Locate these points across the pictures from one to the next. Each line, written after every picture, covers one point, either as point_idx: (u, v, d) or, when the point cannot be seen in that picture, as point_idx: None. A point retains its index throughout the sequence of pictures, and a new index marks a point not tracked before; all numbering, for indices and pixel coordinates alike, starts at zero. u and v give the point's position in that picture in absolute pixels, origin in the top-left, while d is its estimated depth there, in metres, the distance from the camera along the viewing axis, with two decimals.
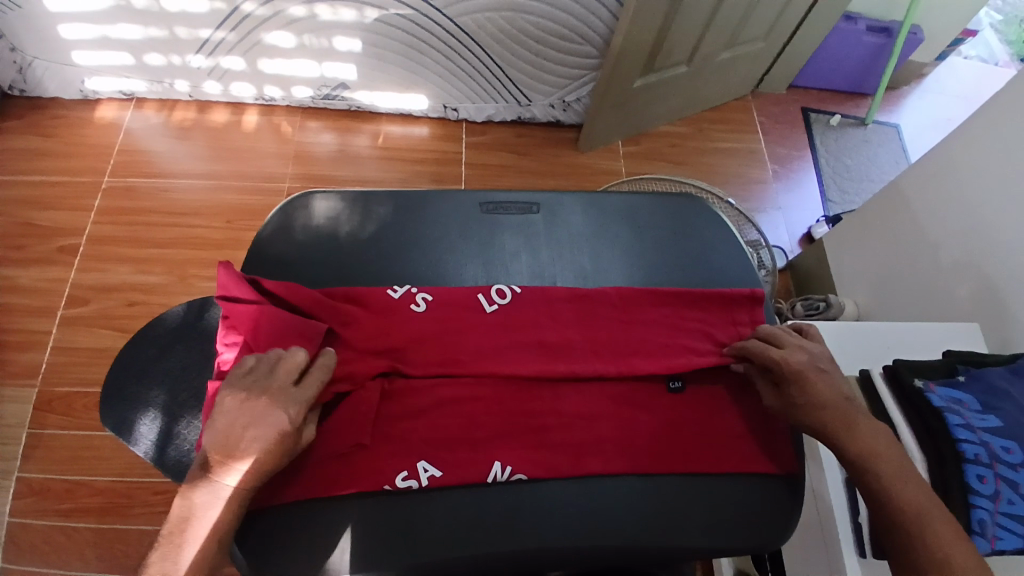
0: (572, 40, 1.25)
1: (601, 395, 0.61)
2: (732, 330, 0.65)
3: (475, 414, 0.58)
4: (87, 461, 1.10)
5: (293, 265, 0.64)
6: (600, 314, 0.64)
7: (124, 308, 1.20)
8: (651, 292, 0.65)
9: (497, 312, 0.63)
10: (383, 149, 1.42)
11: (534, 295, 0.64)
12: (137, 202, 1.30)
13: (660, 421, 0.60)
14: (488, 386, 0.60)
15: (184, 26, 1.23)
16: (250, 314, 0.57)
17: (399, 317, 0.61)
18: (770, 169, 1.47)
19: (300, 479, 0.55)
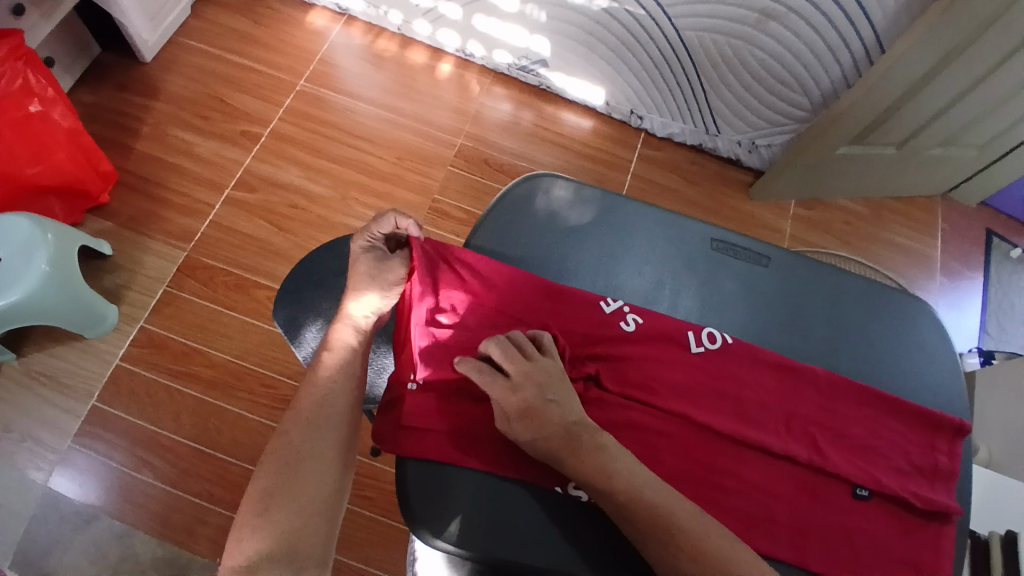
0: (789, 87, 1.20)
1: (784, 471, 0.59)
2: (927, 455, 0.62)
3: (660, 447, 0.58)
4: (208, 335, 1.17)
5: (526, 243, 0.66)
6: (802, 392, 0.63)
7: (284, 208, 1.26)
8: (859, 391, 0.63)
9: (702, 355, 0.63)
10: (554, 134, 1.42)
11: (742, 354, 0.63)
12: (320, 112, 1.36)
13: (835, 520, 0.58)
14: (680, 424, 0.59)
15: None
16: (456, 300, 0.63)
17: (608, 334, 0.63)
18: (934, 279, 1.38)
19: (481, 446, 0.59)
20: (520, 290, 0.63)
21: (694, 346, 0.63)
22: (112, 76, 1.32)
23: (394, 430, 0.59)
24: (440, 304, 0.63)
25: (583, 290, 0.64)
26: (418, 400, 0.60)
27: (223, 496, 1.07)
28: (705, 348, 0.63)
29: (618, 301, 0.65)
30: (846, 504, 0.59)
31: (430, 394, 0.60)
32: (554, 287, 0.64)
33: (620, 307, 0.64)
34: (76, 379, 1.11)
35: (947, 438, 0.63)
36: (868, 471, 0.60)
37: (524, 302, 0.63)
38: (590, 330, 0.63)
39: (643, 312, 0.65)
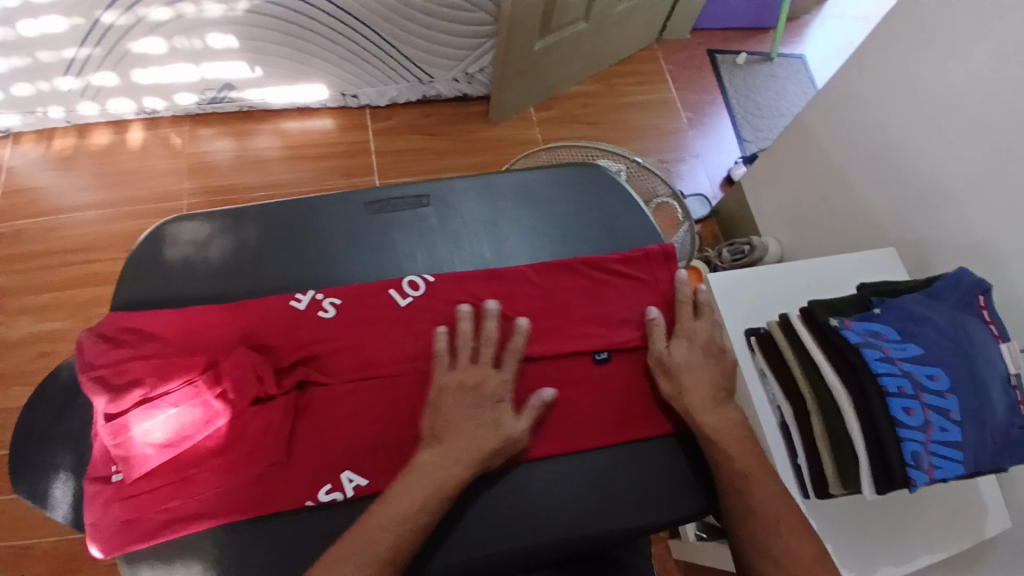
0: (462, 9, 1.19)
1: (527, 374, 0.61)
2: (657, 296, 0.65)
3: (397, 413, 0.57)
4: (13, 530, 1.03)
5: (172, 295, 0.61)
6: (520, 293, 0.64)
7: (29, 361, 1.12)
8: (569, 270, 0.65)
9: (410, 304, 0.62)
10: (286, 150, 1.34)
11: (452, 291, 0.63)
12: (24, 244, 1.21)
13: (593, 395, 0.61)
14: (411, 380, 0.59)
15: (45, 49, 1.12)
16: (137, 369, 0.56)
17: (311, 329, 0.60)
18: (683, 117, 1.46)
19: (213, 502, 0.54)
20: (196, 333, 0.58)
21: (397, 302, 0.61)
22: None
23: (110, 529, 0.53)
24: (113, 381, 0.55)
25: (263, 299, 0.60)
26: (131, 488, 0.54)
27: None
28: (410, 299, 0.61)
29: (308, 293, 0.61)
30: (592, 372, 0.62)
31: (136, 482, 0.54)
32: (224, 319, 0.59)
33: (312, 297, 0.61)
34: None
35: (662, 266, 0.66)
36: (602, 337, 0.63)
37: (210, 341, 0.58)
38: (290, 332, 0.59)
39: (334, 294, 0.62)
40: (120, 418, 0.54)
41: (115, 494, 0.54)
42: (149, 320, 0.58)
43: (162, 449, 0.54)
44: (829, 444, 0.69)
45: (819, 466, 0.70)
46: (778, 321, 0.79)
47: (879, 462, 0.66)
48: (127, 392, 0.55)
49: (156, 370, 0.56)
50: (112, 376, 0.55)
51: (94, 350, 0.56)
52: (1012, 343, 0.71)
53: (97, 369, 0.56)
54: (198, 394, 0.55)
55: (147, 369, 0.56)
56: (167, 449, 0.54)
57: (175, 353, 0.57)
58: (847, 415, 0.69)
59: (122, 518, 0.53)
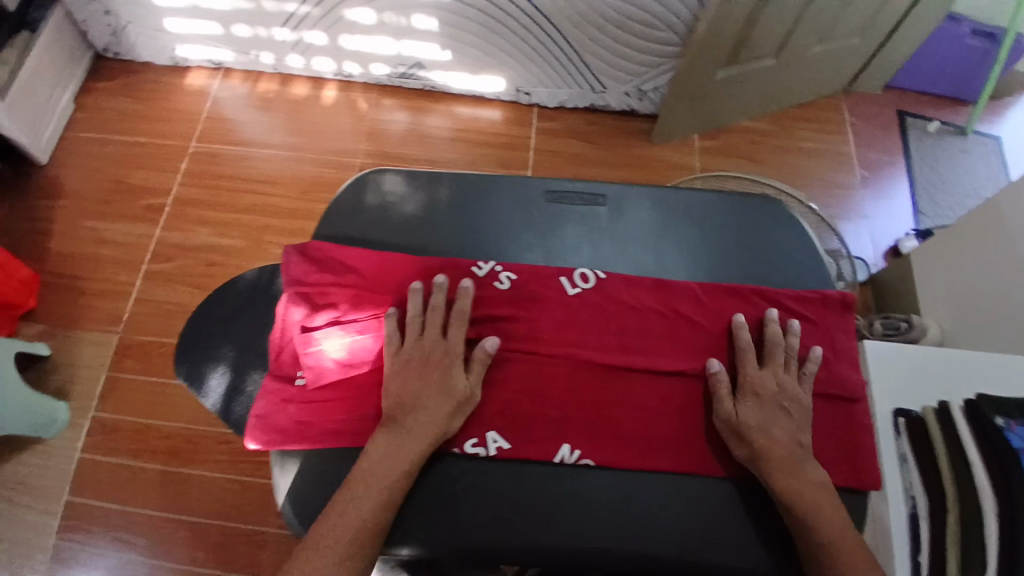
0: (653, 27, 1.21)
1: (681, 389, 0.60)
2: (824, 340, 0.64)
3: (550, 393, 0.60)
4: (158, 407, 1.18)
5: (360, 237, 0.66)
6: (687, 308, 0.63)
7: (203, 268, 1.27)
8: (742, 296, 0.64)
9: (579, 295, 0.63)
10: (453, 131, 1.42)
11: (621, 291, 0.64)
12: (220, 168, 1.37)
13: None
14: (568, 365, 0.61)
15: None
16: (334, 293, 0.62)
17: (484, 295, 0.63)
18: (857, 174, 1.38)
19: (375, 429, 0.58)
20: (385, 273, 0.63)
21: (567, 289, 0.63)
22: (13, 188, 1.35)
23: (284, 425, 0.59)
24: (315, 300, 0.63)
25: (449, 258, 0.64)
26: (308, 395, 0.60)
27: (207, 557, 1.09)
28: (580, 289, 0.63)
29: (489, 263, 0.64)
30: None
31: (316, 389, 0.60)
32: (407, 268, 0.64)
33: (492, 268, 0.64)
34: (39, 483, 1.12)
35: (836, 314, 0.65)
36: (765, 372, 0.61)
37: (394, 285, 0.63)
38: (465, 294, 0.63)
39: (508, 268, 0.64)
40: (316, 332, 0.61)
41: (296, 396, 0.60)
42: (347, 252, 0.64)
43: (342, 367, 0.60)
44: (958, 546, 0.63)
45: (940, 568, 0.64)
46: (934, 407, 0.72)
47: None
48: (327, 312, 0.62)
49: (350, 298, 0.62)
50: (315, 295, 0.62)
51: (303, 270, 0.64)
52: None
53: (301, 286, 0.63)
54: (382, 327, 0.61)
55: (342, 295, 0.62)
56: (347, 368, 0.60)
57: (366, 286, 0.63)
58: (987, 520, 0.62)
59: (296, 418, 0.59)
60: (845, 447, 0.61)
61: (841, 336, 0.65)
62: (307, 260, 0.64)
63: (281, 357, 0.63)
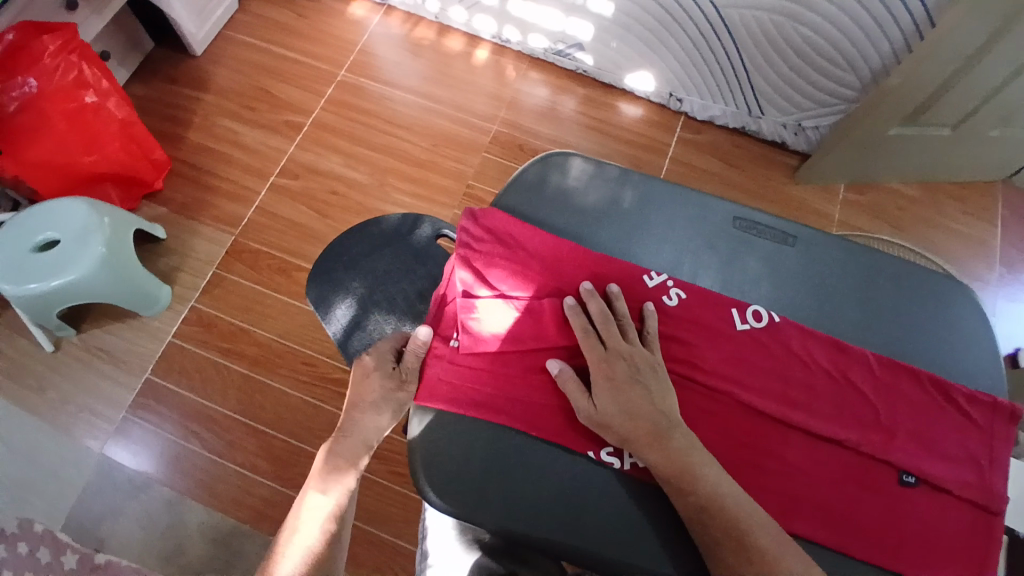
0: (836, 65, 1.14)
1: (828, 453, 0.58)
2: (988, 446, 0.60)
3: (694, 422, 0.59)
4: (254, 315, 1.22)
5: (542, 217, 0.67)
6: (852, 374, 0.61)
7: (323, 194, 1.30)
8: (909, 378, 0.61)
9: (746, 330, 0.62)
10: (592, 120, 1.40)
11: (788, 340, 0.62)
12: (361, 101, 1.39)
13: (882, 508, 0.57)
14: (721, 400, 0.59)
15: None
16: (502, 266, 0.64)
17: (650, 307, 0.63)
18: (996, 268, 1.30)
19: (516, 409, 0.60)
20: (559, 260, 0.64)
21: (735, 323, 0.62)
22: (168, 71, 1.40)
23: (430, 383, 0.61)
24: (484, 270, 0.64)
25: (623, 263, 0.64)
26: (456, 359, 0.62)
27: (265, 468, 1.12)
28: (749, 326, 0.62)
29: (661, 275, 0.64)
30: (894, 491, 0.58)
31: (469, 355, 0.61)
32: (584, 260, 0.64)
33: (663, 280, 0.64)
34: (132, 354, 1.18)
35: (1006, 423, 0.60)
36: (918, 459, 0.58)
37: (568, 274, 0.64)
38: (633, 302, 0.63)
39: (682, 285, 0.64)
40: (478, 301, 0.62)
41: (448, 357, 0.61)
42: (523, 228, 0.65)
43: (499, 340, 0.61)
44: None
45: None
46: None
47: None
48: (491, 285, 0.63)
49: (516, 275, 0.63)
50: (481, 262, 0.64)
51: (478, 239, 0.65)
52: None
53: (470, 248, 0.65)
54: (543, 310, 0.62)
55: (509, 271, 0.64)
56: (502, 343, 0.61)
57: (534, 268, 0.64)
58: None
59: (446, 378, 0.61)
60: (986, 563, 0.55)
61: (1004, 447, 0.60)
62: (483, 230, 0.65)
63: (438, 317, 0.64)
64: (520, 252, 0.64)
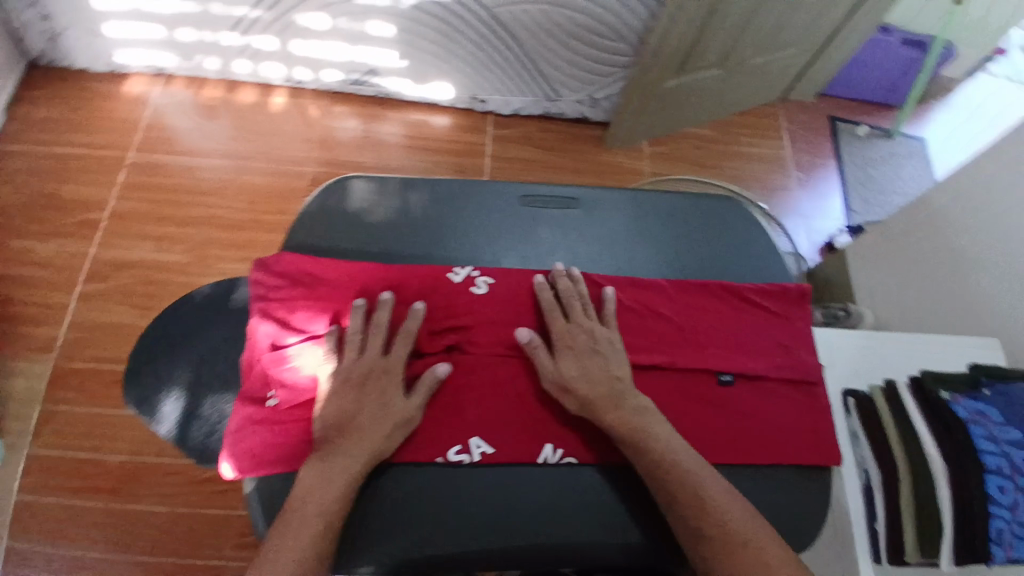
0: (606, 37, 1.23)
1: (656, 379, 0.63)
2: (786, 329, 0.68)
3: (528, 393, 0.61)
4: (102, 439, 1.09)
5: (333, 243, 0.66)
6: (659, 304, 0.67)
7: (145, 285, 1.21)
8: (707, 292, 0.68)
9: (555, 295, 0.66)
10: (407, 138, 1.41)
11: (597, 294, 0.67)
12: (163, 179, 1.31)
13: (710, 412, 0.63)
14: (551, 364, 0.62)
15: (219, 3, 1.23)
16: (303, 306, 0.62)
17: (460, 300, 0.64)
18: (793, 176, 1.46)
19: None
20: (361, 283, 0.63)
21: (546, 291, 0.65)
22: None
23: (254, 449, 0.58)
24: (287, 316, 0.62)
25: (425, 265, 0.65)
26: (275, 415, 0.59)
27: None
28: (558, 290, 0.66)
29: (466, 268, 0.66)
30: (719, 394, 0.64)
31: (288, 408, 0.59)
32: (387, 276, 0.64)
33: (468, 272, 0.65)
34: None
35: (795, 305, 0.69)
36: (731, 360, 0.65)
37: (374, 293, 0.63)
38: (442, 300, 0.64)
39: (485, 271, 0.66)
40: (291, 348, 0.60)
41: (268, 417, 0.59)
42: (312, 262, 0.64)
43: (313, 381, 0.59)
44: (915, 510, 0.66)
45: (896, 532, 0.67)
46: (880, 386, 0.77)
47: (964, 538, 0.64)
48: (299, 329, 0.61)
49: (316, 311, 0.62)
50: (278, 309, 0.62)
51: (272, 286, 0.62)
52: None
53: (266, 298, 0.62)
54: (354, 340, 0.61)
55: (311, 308, 0.62)
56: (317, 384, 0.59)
57: (335, 299, 0.62)
58: (938, 483, 0.66)
59: (270, 440, 0.58)
60: (807, 432, 0.63)
61: (802, 327, 0.69)
62: (276, 276, 0.63)
63: (251, 378, 0.62)
64: (317, 288, 0.62)
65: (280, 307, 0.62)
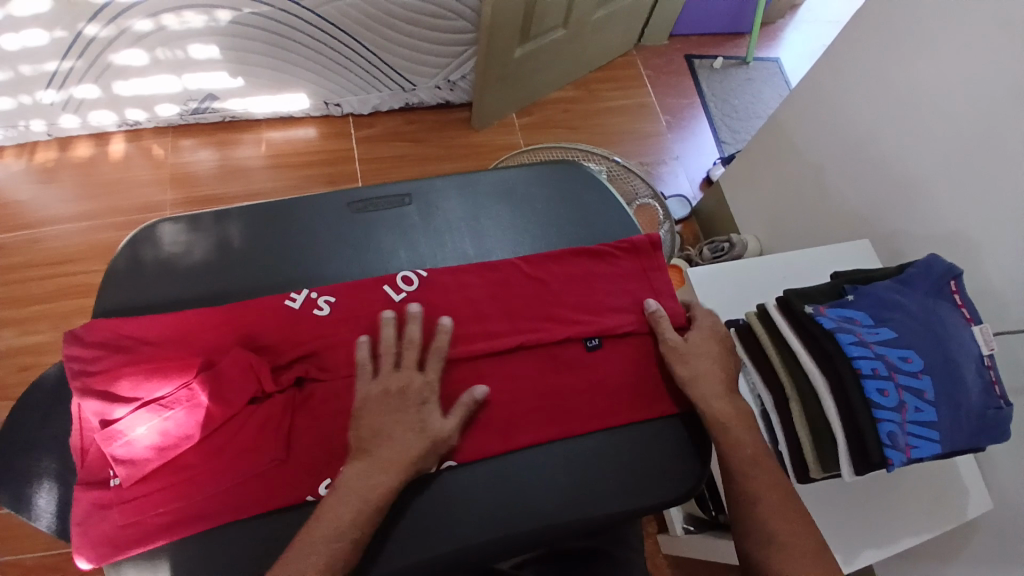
0: (443, 17, 1.21)
1: (523, 361, 0.63)
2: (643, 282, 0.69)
3: None
4: (7, 542, 1.01)
5: (148, 296, 0.61)
6: (515, 284, 0.66)
7: (8, 375, 1.10)
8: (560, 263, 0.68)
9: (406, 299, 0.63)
10: (270, 159, 1.34)
11: (449, 288, 0.65)
12: (4, 257, 1.20)
13: (578, 380, 0.63)
14: (412, 369, 0.60)
15: (27, 62, 1.12)
16: (130, 370, 0.56)
17: (307, 328, 0.60)
18: (662, 120, 1.48)
19: (216, 502, 0.53)
20: (193, 333, 0.59)
21: (396, 297, 0.63)
22: None
23: (109, 534, 0.52)
24: (112, 388, 0.55)
25: (262, 299, 0.61)
26: (125, 494, 0.53)
27: None
28: (408, 293, 0.63)
29: (303, 292, 0.62)
30: (588, 361, 0.64)
31: (134, 484, 0.53)
32: (220, 318, 0.60)
33: (308, 295, 0.61)
34: None
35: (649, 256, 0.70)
36: (595, 325, 0.65)
37: (209, 340, 0.59)
38: (286, 331, 0.60)
39: (329, 289, 0.63)
40: (120, 422, 0.54)
41: (114, 498, 0.53)
42: (131, 323, 0.58)
43: (156, 451, 0.53)
44: (807, 426, 0.70)
45: (797, 449, 0.71)
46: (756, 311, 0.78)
47: (856, 445, 0.66)
48: (128, 399, 0.55)
49: (145, 373, 0.56)
50: (99, 381, 0.55)
51: (90, 357, 0.56)
52: (985, 326, 0.72)
53: (85, 370, 0.56)
54: (192, 396, 0.55)
55: (140, 371, 0.56)
56: (161, 452, 0.53)
57: (166, 356, 0.57)
58: (823, 397, 0.69)
59: (123, 521, 0.53)
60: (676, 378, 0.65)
61: (659, 275, 0.70)
62: (92, 345, 0.57)
63: (86, 460, 0.55)
64: (146, 347, 0.57)
65: (104, 377, 0.56)
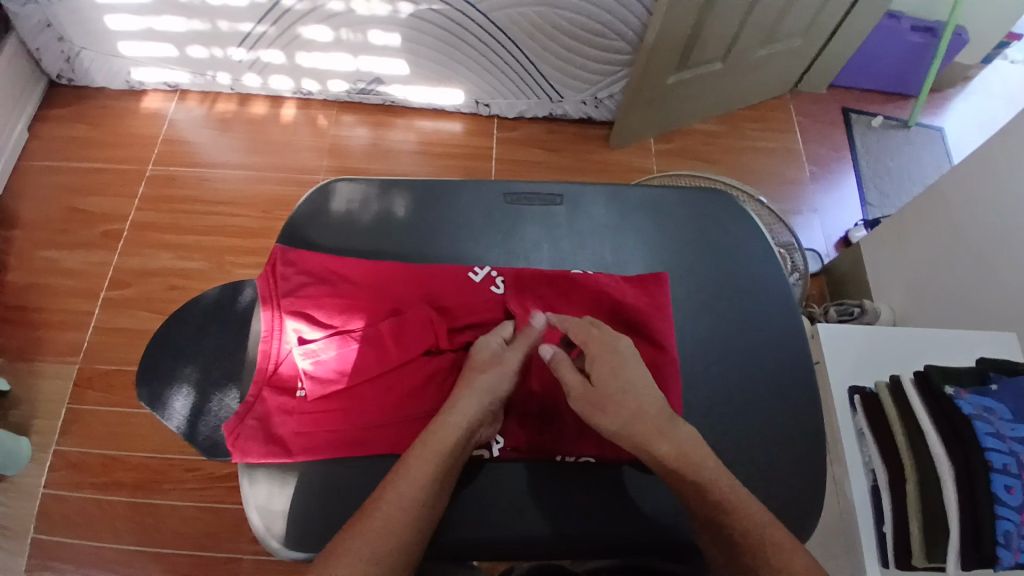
0: (605, 36, 1.24)
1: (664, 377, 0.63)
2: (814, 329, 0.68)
3: None
4: (126, 438, 1.13)
5: (317, 240, 0.68)
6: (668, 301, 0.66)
7: (162, 292, 1.25)
8: (720, 301, 0.69)
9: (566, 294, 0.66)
10: (416, 144, 1.43)
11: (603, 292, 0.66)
12: (178, 190, 1.36)
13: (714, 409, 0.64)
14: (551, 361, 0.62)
15: (225, 20, 1.27)
16: (332, 300, 0.62)
17: (480, 300, 0.64)
18: (806, 170, 1.43)
19: (380, 435, 0.58)
20: (382, 282, 0.64)
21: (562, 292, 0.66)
22: None
23: (282, 437, 0.57)
24: (312, 311, 0.61)
25: (448, 266, 0.66)
26: (306, 407, 0.59)
27: None
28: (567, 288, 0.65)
29: (485, 268, 0.66)
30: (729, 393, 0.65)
31: (316, 400, 0.59)
32: (399, 275, 0.64)
33: (488, 272, 0.66)
34: None
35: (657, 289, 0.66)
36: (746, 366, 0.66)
37: (394, 290, 0.64)
38: (463, 298, 0.64)
39: (503, 269, 0.67)
40: (316, 343, 0.60)
41: (296, 408, 0.59)
42: (323, 258, 0.64)
43: (341, 376, 0.59)
44: (919, 509, 0.64)
45: (904, 532, 0.66)
46: (888, 382, 0.74)
47: (968, 538, 0.60)
48: (324, 325, 0.61)
49: (341, 306, 0.62)
50: (301, 303, 0.61)
51: (295, 280, 0.63)
52: None
53: (292, 292, 0.62)
54: (380, 335, 0.61)
55: (340, 304, 0.62)
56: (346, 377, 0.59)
57: (360, 295, 0.63)
58: (944, 482, 0.63)
59: (297, 430, 0.57)
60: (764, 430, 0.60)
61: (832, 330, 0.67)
62: (298, 271, 0.63)
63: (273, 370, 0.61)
64: (345, 284, 0.63)
65: (310, 301, 0.62)
